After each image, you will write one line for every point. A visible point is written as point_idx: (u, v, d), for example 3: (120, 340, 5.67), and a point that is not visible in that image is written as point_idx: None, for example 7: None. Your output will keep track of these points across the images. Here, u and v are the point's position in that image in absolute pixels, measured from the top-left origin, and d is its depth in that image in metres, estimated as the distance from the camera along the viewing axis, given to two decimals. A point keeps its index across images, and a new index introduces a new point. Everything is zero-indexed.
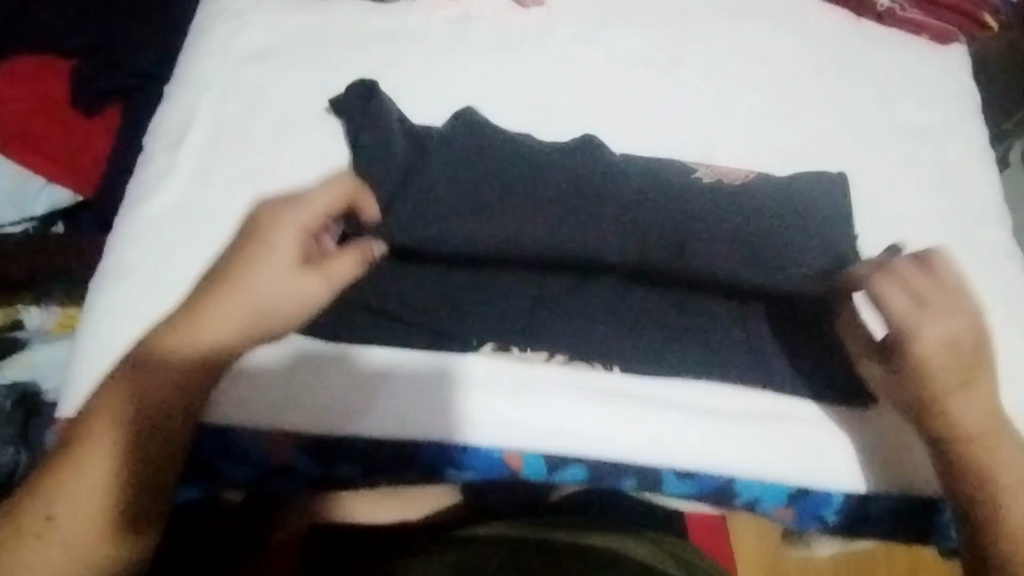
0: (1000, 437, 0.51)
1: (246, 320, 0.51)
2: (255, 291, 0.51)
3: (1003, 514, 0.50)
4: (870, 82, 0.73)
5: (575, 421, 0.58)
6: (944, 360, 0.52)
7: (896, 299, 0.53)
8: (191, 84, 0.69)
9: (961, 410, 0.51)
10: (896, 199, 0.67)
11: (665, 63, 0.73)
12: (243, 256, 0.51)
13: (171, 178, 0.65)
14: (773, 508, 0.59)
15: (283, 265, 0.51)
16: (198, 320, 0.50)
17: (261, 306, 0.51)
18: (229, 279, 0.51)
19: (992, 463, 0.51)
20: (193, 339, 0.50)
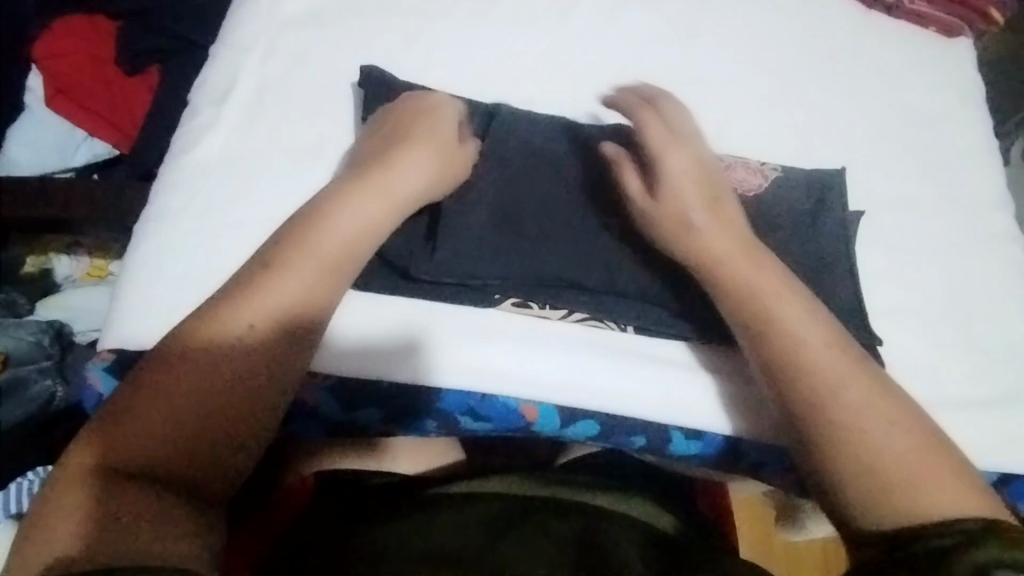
0: (820, 314, 0.54)
1: (352, 249, 0.54)
2: (344, 223, 0.54)
3: (803, 368, 0.51)
4: (884, 70, 0.78)
5: (588, 375, 0.61)
6: (691, 188, 0.59)
7: (653, 133, 0.62)
8: (231, 43, 0.71)
9: (712, 235, 0.57)
10: (903, 182, 0.72)
11: (683, 42, 0.76)
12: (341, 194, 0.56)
13: (215, 132, 0.66)
14: (776, 472, 0.63)
15: (362, 189, 0.56)
16: (274, 272, 0.51)
17: (358, 234, 0.54)
18: (310, 220, 0.54)
19: (766, 316, 0.54)
20: (257, 299, 0.50)
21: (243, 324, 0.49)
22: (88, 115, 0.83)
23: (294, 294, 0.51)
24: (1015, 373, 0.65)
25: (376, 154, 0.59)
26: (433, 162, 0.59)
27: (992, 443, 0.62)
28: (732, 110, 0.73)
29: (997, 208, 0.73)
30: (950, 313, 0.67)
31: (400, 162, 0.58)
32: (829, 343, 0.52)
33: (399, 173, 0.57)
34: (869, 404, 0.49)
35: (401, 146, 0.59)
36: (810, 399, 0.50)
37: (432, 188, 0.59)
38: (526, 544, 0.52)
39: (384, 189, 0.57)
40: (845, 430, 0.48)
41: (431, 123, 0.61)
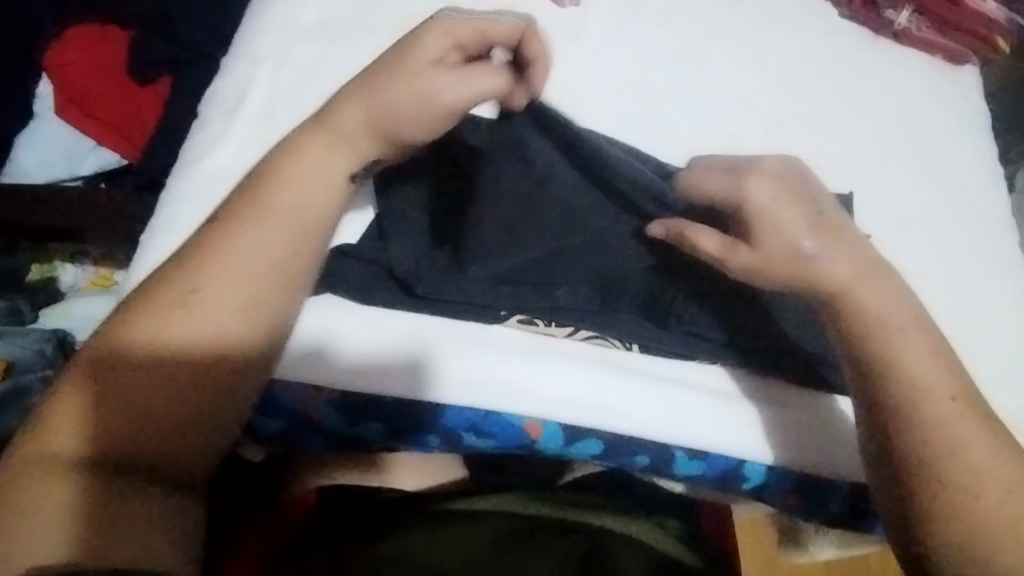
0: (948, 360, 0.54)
1: (310, 227, 0.53)
2: (312, 179, 0.54)
3: (936, 410, 0.52)
4: (891, 94, 0.78)
5: (594, 395, 0.61)
6: (800, 234, 0.56)
7: (753, 191, 0.57)
8: (242, 55, 0.71)
9: (841, 275, 0.55)
10: (909, 206, 0.72)
11: (690, 63, 0.77)
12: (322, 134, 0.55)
13: (224, 143, 0.67)
14: (779, 494, 0.63)
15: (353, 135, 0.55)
16: (232, 232, 0.52)
17: (316, 209, 0.54)
18: (276, 176, 0.54)
19: (943, 450, 0.51)
20: (225, 264, 0.51)
21: (198, 288, 0.50)
22: (98, 125, 0.84)
23: (254, 268, 0.51)
24: (1022, 399, 0.65)
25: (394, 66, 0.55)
26: (456, 79, 0.53)
27: None
28: (739, 132, 0.74)
29: (1003, 232, 0.73)
30: (958, 336, 0.67)
31: (407, 84, 0.54)
32: (950, 392, 0.53)
33: (385, 90, 0.54)
34: (989, 452, 0.51)
35: (415, 65, 0.54)
36: (936, 451, 0.51)
37: (423, 115, 0.54)
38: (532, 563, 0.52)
39: (347, 130, 0.55)
40: (962, 480, 0.50)
41: (435, 36, 0.55)
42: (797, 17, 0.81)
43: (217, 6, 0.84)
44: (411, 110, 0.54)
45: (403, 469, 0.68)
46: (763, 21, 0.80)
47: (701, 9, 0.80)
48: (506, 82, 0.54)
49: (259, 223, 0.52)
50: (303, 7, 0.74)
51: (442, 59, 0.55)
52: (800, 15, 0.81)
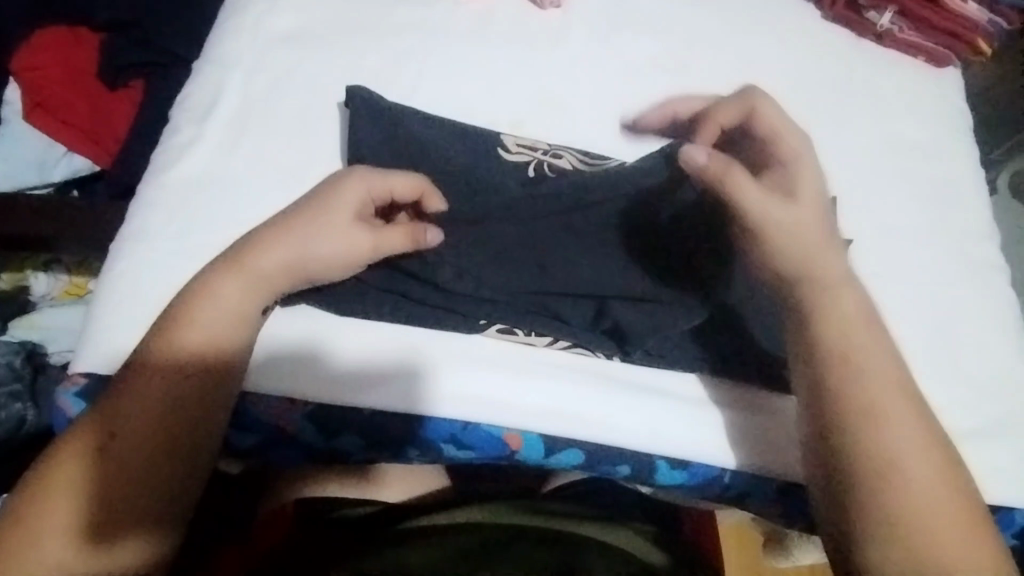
0: (875, 329, 0.57)
1: (284, 276, 0.56)
2: (315, 248, 0.56)
3: (846, 353, 0.56)
4: (871, 97, 0.78)
5: (573, 404, 0.60)
6: (807, 211, 0.58)
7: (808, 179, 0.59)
8: (214, 60, 0.70)
9: (803, 224, 0.58)
10: (891, 209, 0.72)
11: (673, 67, 0.76)
12: (292, 225, 0.56)
13: (195, 151, 0.65)
14: (761, 502, 0.62)
15: (325, 242, 0.56)
16: (212, 291, 0.54)
17: (288, 264, 0.56)
18: (245, 259, 0.55)
19: (863, 405, 0.54)
20: (200, 325, 0.53)
21: (184, 353, 0.52)
22: (68, 130, 0.82)
23: (231, 314, 0.54)
24: (1003, 404, 0.65)
25: (321, 193, 0.58)
26: (373, 235, 0.57)
27: (981, 472, 0.62)
28: None
29: (987, 238, 0.73)
30: (940, 341, 0.67)
31: (338, 219, 0.57)
32: (880, 363, 0.56)
33: (336, 218, 0.57)
34: (904, 434, 0.54)
35: (341, 202, 0.57)
36: (856, 425, 0.54)
37: (356, 251, 0.57)
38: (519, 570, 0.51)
39: (328, 220, 0.56)
40: (882, 440, 0.53)
41: (407, 184, 0.59)
42: (778, 20, 0.81)
43: (191, 7, 0.82)
44: (346, 248, 0.56)
45: (391, 478, 0.68)
46: (743, 24, 0.80)
47: (683, 12, 0.79)
48: (406, 234, 0.58)
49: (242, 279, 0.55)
50: (277, 10, 0.72)
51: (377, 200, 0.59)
52: (781, 18, 0.81)
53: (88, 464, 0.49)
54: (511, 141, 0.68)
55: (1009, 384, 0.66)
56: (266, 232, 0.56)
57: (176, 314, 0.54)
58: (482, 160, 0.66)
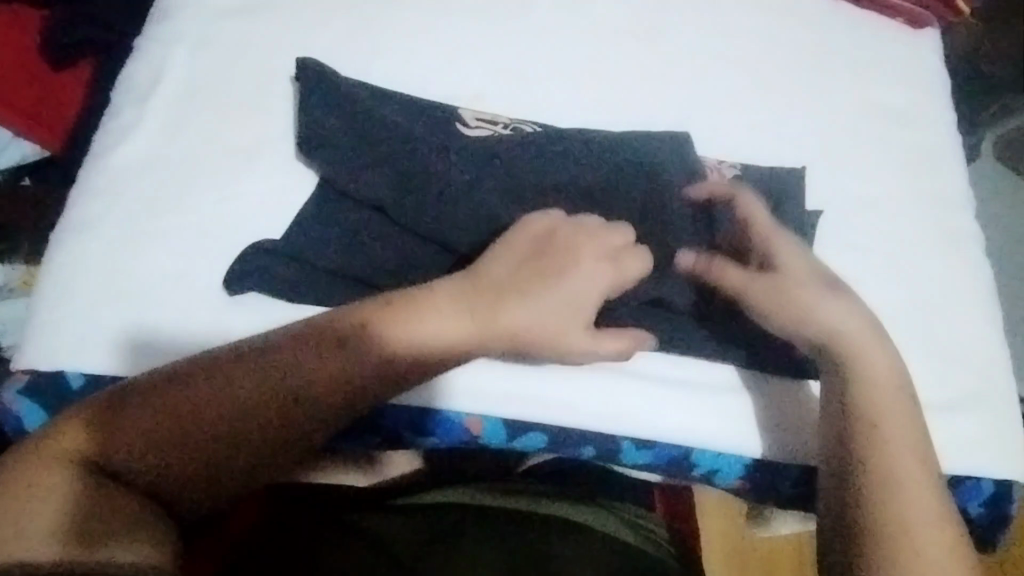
0: (909, 407, 0.55)
1: (439, 359, 0.52)
2: (512, 321, 0.53)
3: (881, 441, 0.53)
4: (843, 61, 0.75)
5: (536, 386, 0.59)
6: (812, 271, 0.58)
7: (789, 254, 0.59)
8: (159, 37, 0.68)
9: (832, 318, 0.56)
10: (862, 178, 0.70)
11: (640, 33, 0.74)
12: (503, 284, 0.53)
13: (138, 133, 0.63)
14: (730, 480, 0.61)
15: (519, 318, 0.53)
16: (350, 352, 0.50)
17: (461, 331, 0.52)
18: (400, 316, 0.52)
19: (884, 497, 0.51)
20: (336, 380, 0.50)
21: (296, 394, 0.49)
22: (15, 113, 0.78)
23: (369, 388, 0.50)
24: (973, 377, 0.64)
25: (529, 258, 0.54)
26: (543, 308, 0.53)
27: (946, 444, 0.61)
28: (687, 105, 0.71)
29: (961, 207, 0.71)
30: (910, 312, 0.66)
31: (532, 299, 0.53)
32: (909, 453, 0.53)
33: (540, 306, 0.53)
34: (918, 478, 0.52)
35: (539, 288, 0.53)
36: (868, 464, 0.53)
37: (540, 338, 0.54)
38: (491, 551, 0.52)
39: (519, 317, 0.53)
40: (904, 529, 0.50)
41: (606, 240, 0.56)
42: None
43: None
44: (541, 329, 0.53)
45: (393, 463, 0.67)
46: None
47: None
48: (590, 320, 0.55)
49: (382, 356, 0.51)
50: None
51: (590, 280, 0.54)
52: None
53: (121, 446, 0.47)
54: (470, 115, 0.65)
55: (978, 355, 0.65)
56: (445, 296, 0.53)
57: (313, 363, 0.50)
58: (441, 133, 0.63)
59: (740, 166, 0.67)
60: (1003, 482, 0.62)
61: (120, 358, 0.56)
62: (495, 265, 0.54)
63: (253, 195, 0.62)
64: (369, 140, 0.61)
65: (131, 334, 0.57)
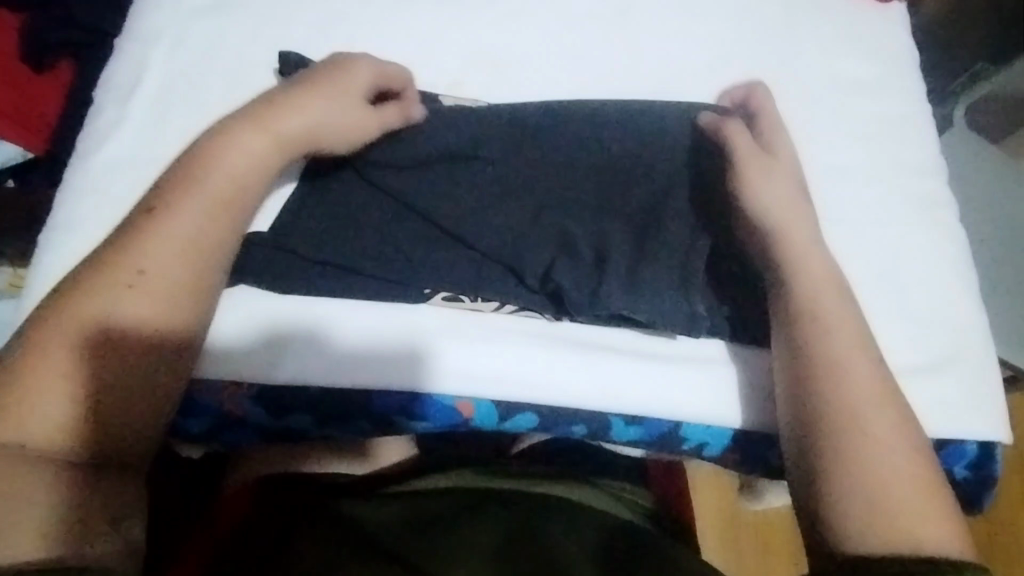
0: (842, 299, 0.57)
1: (222, 206, 0.55)
2: (325, 116, 0.59)
3: (811, 326, 0.55)
4: (817, 36, 0.76)
5: (525, 368, 0.60)
6: (808, 246, 0.58)
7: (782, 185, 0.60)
8: (136, 36, 0.68)
9: (793, 233, 0.58)
10: (839, 150, 0.71)
11: (617, 16, 0.74)
12: (280, 101, 0.58)
13: (120, 131, 0.64)
14: (718, 452, 0.62)
15: (288, 128, 0.57)
16: (180, 209, 0.54)
17: (261, 158, 0.57)
18: (195, 173, 0.55)
19: (830, 379, 0.53)
20: (171, 245, 0.53)
21: (140, 267, 0.52)
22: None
23: (194, 247, 0.53)
24: (953, 341, 0.66)
25: (261, 104, 0.58)
26: (335, 103, 0.59)
27: (930, 408, 0.63)
28: (665, 86, 0.72)
29: (935, 177, 0.72)
30: (890, 279, 0.67)
31: (305, 101, 0.58)
32: (845, 333, 0.55)
33: (320, 107, 0.58)
34: (854, 356, 0.54)
35: (305, 97, 0.58)
36: (826, 385, 0.53)
37: (359, 124, 0.60)
38: (485, 533, 0.52)
39: (272, 123, 0.57)
40: (845, 409, 0.52)
41: (364, 71, 0.61)
42: None
43: None
44: (354, 121, 0.60)
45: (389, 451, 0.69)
46: None
47: None
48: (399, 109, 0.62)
49: (218, 193, 0.55)
50: None
51: (364, 99, 0.61)
52: None
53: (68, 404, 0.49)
54: (450, 102, 0.66)
55: (958, 322, 0.66)
56: (201, 146, 0.56)
57: (121, 243, 0.53)
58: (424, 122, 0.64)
59: None
60: (987, 443, 0.64)
61: None
62: (278, 93, 0.59)
63: None
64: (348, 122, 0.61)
65: None
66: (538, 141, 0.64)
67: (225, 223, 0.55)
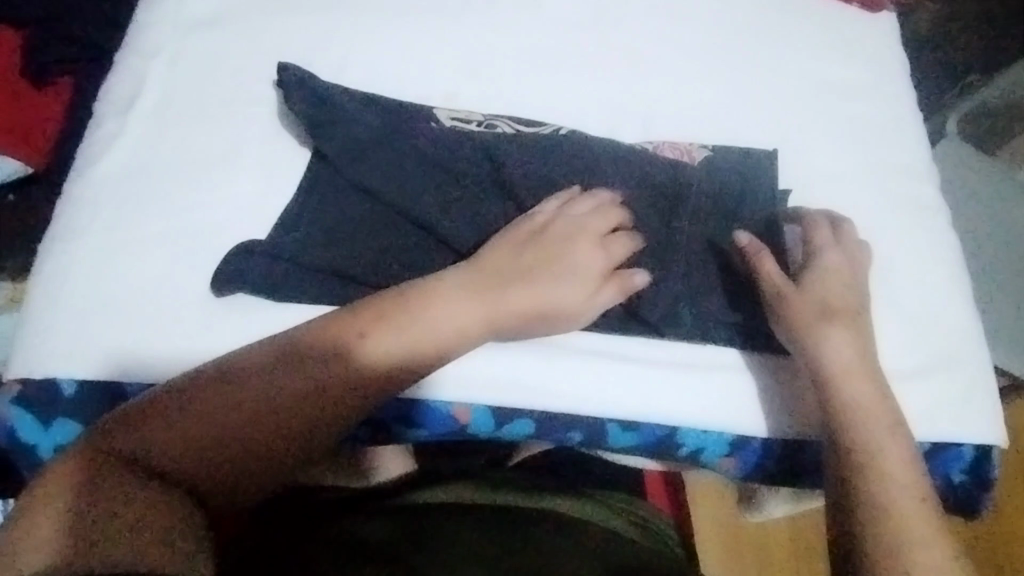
0: (901, 422, 0.56)
1: (419, 350, 0.55)
2: (523, 292, 0.57)
3: (868, 451, 0.54)
4: (807, 48, 0.77)
5: (523, 374, 0.60)
6: (857, 367, 0.58)
7: (844, 350, 0.58)
8: (135, 50, 0.69)
9: (836, 348, 0.58)
10: (831, 158, 0.72)
11: (607, 30, 0.75)
12: (500, 266, 0.58)
13: (119, 145, 0.64)
14: (716, 458, 0.63)
15: (498, 299, 0.57)
16: (333, 351, 0.54)
17: (464, 323, 0.56)
18: (421, 300, 0.56)
19: (880, 507, 0.52)
20: (298, 374, 0.53)
21: (298, 388, 0.52)
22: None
23: (369, 375, 0.54)
24: (947, 346, 0.66)
25: (519, 248, 0.58)
26: (546, 278, 0.58)
27: (928, 412, 0.63)
28: (656, 98, 0.73)
29: (928, 186, 0.73)
30: (885, 284, 0.68)
31: (541, 278, 0.58)
32: (893, 451, 0.54)
33: (540, 285, 0.58)
34: (910, 480, 0.53)
35: (538, 254, 0.58)
36: (872, 503, 0.52)
37: (547, 297, 0.58)
38: (484, 535, 0.52)
39: (501, 292, 0.57)
40: (892, 537, 0.50)
41: (591, 223, 0.59)
42: None
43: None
44: (570, 296, 0.58)
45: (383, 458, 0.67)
46: None
47: None
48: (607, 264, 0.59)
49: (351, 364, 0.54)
50: None
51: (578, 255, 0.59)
52: None
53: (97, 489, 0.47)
54: (445, 115, 0.66)
55: (954, 326, 0.67)
56: (418, 288, 0.56)
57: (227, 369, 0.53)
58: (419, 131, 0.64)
59: (710, 147, 0.69)
60: (985, 447, 0.64)
61: (108, 363, 0.57)
62: (513, 236, 0.59)
63: (237, 199, 0.63)
64: (344, 136, 0.62)
65: (121, 340, 0.57)
66: (540, 145, 0.63)
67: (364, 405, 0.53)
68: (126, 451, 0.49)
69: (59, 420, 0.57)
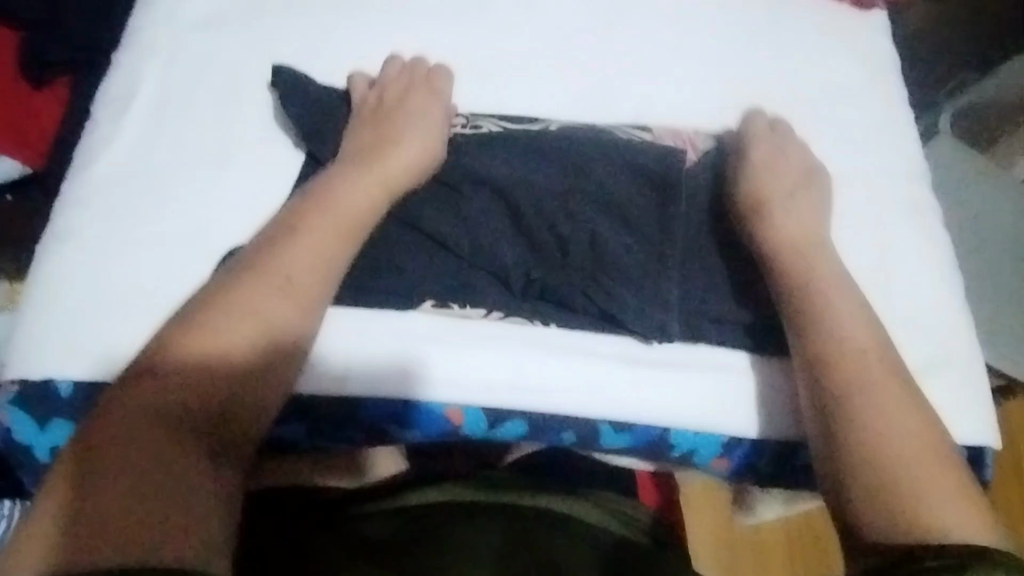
0: (845, 280, 0.61)
1: (358, 230, 0.59)
2: (357, 186, 0.60)
3: (823, 311, 0.59)
4: (801, 47, 0.78)
5: (516, 375, 0.61)
6: (808, 244, 0.62)
7: (788, 216, 0.63)
8: (131, 52, 0.69)
9: (785, 224, 0.63)
10: (825, 158, 0.72)
11: (601, 30, 0.75)
12: (343, 171, 0.61)
13: (115, 146, 0.65)
14: (709, 459, 0.63)
15: (355, 177, 0.61)
16: (275, 247, 0.56)
17: (371, 203, 0.60)
18: (319, 196, 0.59)
19: (844, 360, 0.56)
20: (265, 262, 0.56)
21: (282, 273, 0.55)
22: None
23: (313, 266, 0.56)
24: (940, 345, 0.66)
25: (372, 151, 0.63)
26: (407, 125, 0.64)
27: None
28: (650, 99, 0.73)
29: (922, 185, 0.73)
30: (878, 284, 0.68)
31: (403, 143, 0.63)
32: (845, 308, 0.59)
33: (408, 148, 0.63)
34: (865, 340, 0.58)
35: (395, 140, 0.63)
36: (837, 365, 0.56)
37: (415, 154, 0.63)
38: (471, 539, 0.52)
39: (386, 167, 0.62)
40: (853, 384, 0.55)
41: (416, 123, 0.64)
42: None
43: None
44: (426, 147, 0.63)
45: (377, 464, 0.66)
46: None
47: None
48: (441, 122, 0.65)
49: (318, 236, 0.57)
50: None
51: (425, 148, 0.63)
52: None
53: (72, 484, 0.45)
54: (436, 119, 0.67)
55: (947, 326, 0.67)
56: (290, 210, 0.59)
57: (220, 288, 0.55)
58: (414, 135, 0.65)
59: (703, 144, 0.69)
60: (977, 448, 0.64)
61: (105, 364, 0.57)
62: (357, 141, 0.64)
63: (234, 201, 0.63)
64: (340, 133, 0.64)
65: (118, 342, 0.58)
66: (527, 143, 0.65)
67: (315, 292, 0.56)
68: (99, 432, 0.47)
69: (55, 421, 0.57)
